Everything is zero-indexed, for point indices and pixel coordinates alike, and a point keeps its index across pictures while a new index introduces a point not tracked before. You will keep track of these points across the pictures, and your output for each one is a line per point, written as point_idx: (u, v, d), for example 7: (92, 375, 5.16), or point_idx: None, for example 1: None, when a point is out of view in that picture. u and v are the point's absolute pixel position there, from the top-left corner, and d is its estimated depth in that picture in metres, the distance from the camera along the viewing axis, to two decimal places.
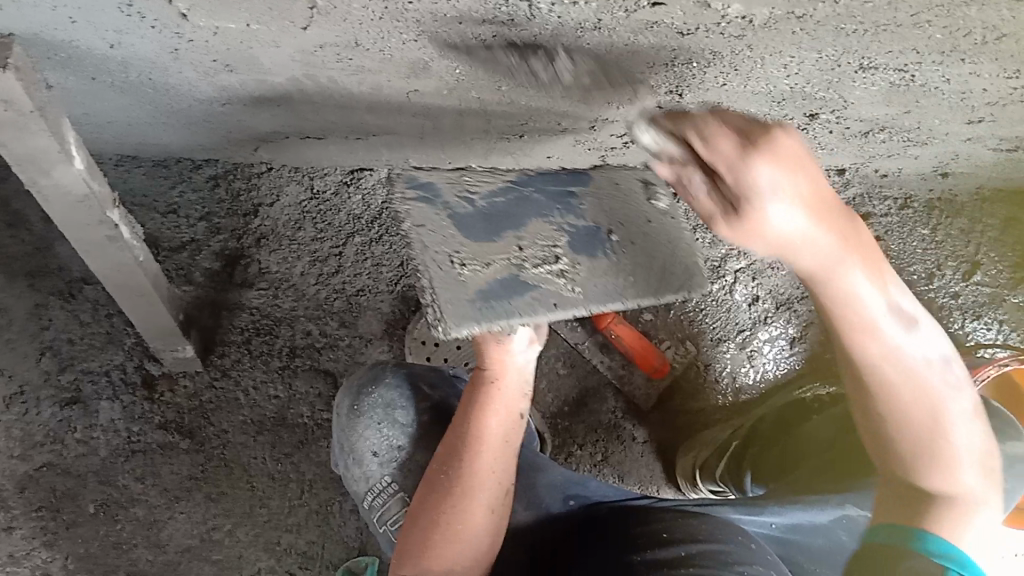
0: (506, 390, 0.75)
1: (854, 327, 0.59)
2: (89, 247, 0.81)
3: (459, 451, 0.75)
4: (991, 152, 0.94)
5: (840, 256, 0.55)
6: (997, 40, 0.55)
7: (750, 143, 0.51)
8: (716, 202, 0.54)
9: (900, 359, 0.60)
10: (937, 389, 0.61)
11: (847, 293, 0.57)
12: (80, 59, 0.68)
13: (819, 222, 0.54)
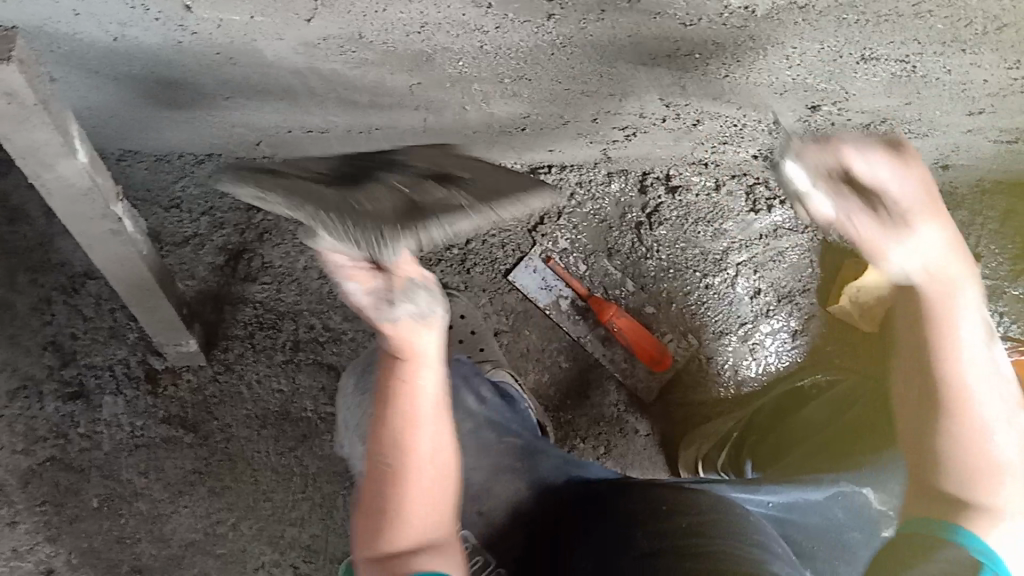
0: (419, 347, 0.70)
1: (946, 330, 0.67)
2: (92, 241, 0.81)
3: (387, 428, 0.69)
4: (991, 144, 0.95)
5: (962, 274, 0.68)
6: (997, 30, 0.55)
7: (898, 157, 0.65)
8: (866, 219, 0.67)
9: (985, 374, 0.66)
10: (996, 417, 0.66)
11: (955, 306, 0.67)
12: (82, 52, 0.68)
13: (954, 251, 0.67)
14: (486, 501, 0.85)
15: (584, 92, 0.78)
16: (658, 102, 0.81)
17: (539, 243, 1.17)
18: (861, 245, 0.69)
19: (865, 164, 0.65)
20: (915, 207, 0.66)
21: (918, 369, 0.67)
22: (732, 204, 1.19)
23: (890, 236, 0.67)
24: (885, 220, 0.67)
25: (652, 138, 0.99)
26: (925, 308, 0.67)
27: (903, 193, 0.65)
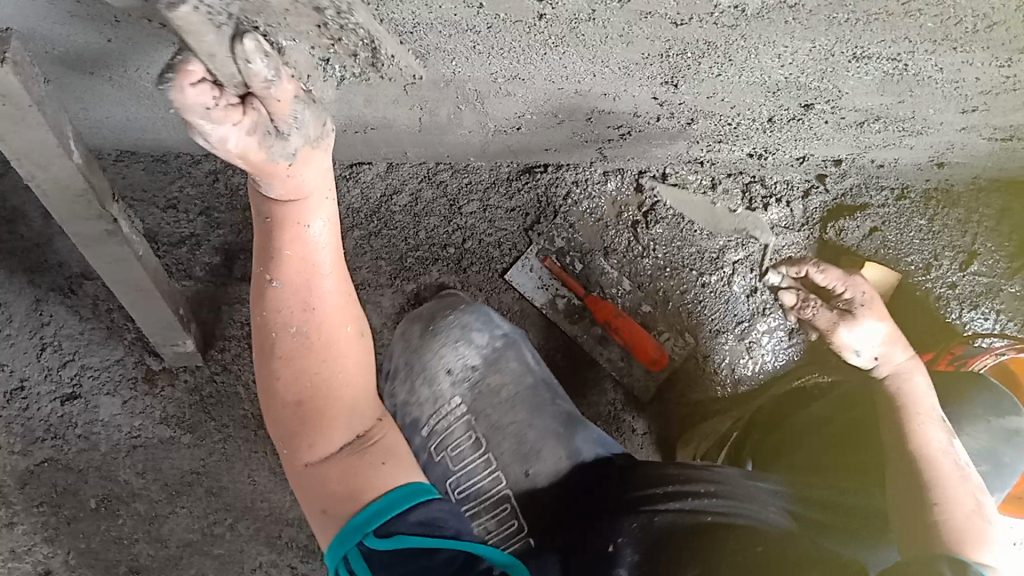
0: (306, 207, 0.64)
1: (917, 413, 0.89)
2: (87, 241, 0.81)
3: (279, 304, 0.65)
4: (986, 142, 0.95)
5: (912, 365, 0.94)
6: (988, 29, 0.55)
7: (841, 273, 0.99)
8: (833, 313, 0.94)
9: (943, 447, 0.86)
10: (958, 469, 0.84)
11: (920, 398, 0.91)
12: (77, 53, 0.68)
13: (896, 343, 0.93)
14: (534, 464, 0.88)
15: (578, 92, 0.78)
16: (652, 100, 0.81)
17: (535, 241, 1.17)
18: (830, 339, 0.95)
19: (824, 274, 0.97)
20: (859, 305, 0.94)
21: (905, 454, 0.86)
22: (727, 204, 1.19)
23: (840, 320, 0.93)
24: (835, 307, 0.95)
25: (647, 137, 0.99)
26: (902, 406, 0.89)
27: (851, 293, 0.95)
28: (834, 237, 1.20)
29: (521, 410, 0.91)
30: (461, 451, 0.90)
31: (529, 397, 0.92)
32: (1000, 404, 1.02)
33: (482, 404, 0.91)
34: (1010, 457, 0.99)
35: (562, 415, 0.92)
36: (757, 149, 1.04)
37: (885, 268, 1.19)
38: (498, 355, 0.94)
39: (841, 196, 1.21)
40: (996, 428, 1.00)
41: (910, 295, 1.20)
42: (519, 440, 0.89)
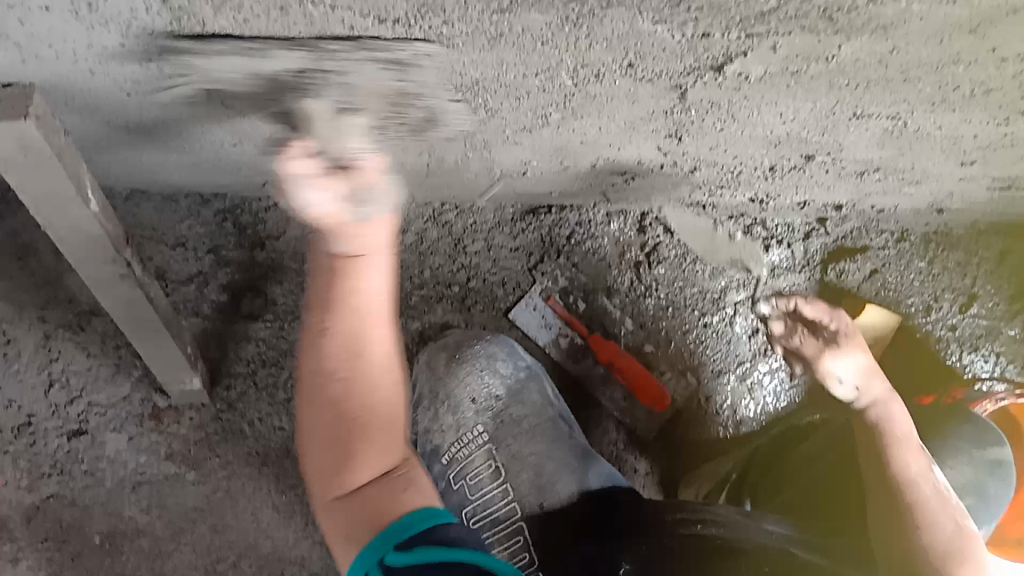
0: (361, 255, 0.68)
1: (898, 441, 0.92)
2: (101, 284, 0.83)
3: (328, 343, 0.68)
4: (985, 191, 0.96)
5: (889, 394, 0.94)
6: (984, 94, 0.57)
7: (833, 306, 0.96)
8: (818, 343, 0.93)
9: (922, 473, 0.91)
10: (938, 493, 0.89)
11: (897, 420, 0.94)
12: (96, 105, 0.70)
13: (873, 375, 0.94)
14: (548, 495, 0.97)
15: (584, 143, 0.80)
16: (656, 150, 0.82)
17: (539, 280, 1.18)
18: (814, 368, 0.94)
19: (813, 307, 0.96)
20: (842, 334, 0.93)
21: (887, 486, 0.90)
22: (717, 232, 1.20)
23: (824, 350, 0.92)
24: (819, 335, 0.94)
25: (651, 182, 1.01)
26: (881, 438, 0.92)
27: (834, 324, 0.94)
28: (835, 279, 1.21)
29: (540, 440, 1.02)
30: (481, 478, 0.99)
31: (548, 428, 1.02)
32: (984, 436, 1.03)
33: (504, 432, 1.02)
34: (993, 487, 0.99)
35: (577, 449, 1.02)
36: (758, 195, 1.06)
37: (885, 309, 1.20)
38: (521, 387, 1.04)
39: (842, 238, 1.22)
40: (978, 460, 1.01)
41: (911, 337, 1.20)
42: (536, 470, 0.99)
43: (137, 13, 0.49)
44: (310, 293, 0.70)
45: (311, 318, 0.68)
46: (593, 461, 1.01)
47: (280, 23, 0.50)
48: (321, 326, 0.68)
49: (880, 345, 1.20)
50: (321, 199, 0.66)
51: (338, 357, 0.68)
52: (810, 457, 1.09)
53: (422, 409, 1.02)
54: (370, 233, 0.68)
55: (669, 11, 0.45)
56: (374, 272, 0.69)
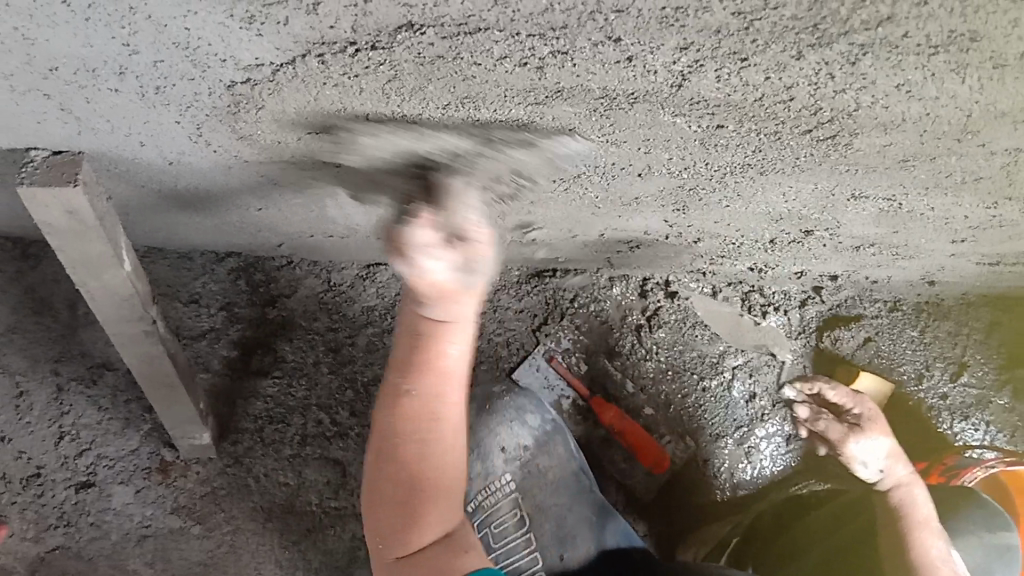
0: (460, 317, 0.62)
1: (916, 523, 0.96)
2: (125, 340, 0.85)
3: (414, 411, 0.63)
4: (976, 266, 1.00)
5: (913, 478, 0.99)
6: (974, 182, 0.61)
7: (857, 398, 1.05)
8: (841, 430, 1.03)
9: (943, 555, 0.93)
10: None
11: (918, 504, 0.97)
12: (136, 171, 0.73)
13: (896, 458, 1.00)
14: (568, 548, 0.98)
15: (593, 213, 0.84)
16: (661, 222, 0.86)
17: (543, 341, 1.22)
18: (839, 451, 1.02)
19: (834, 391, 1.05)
20: (867, 420, 1.02)
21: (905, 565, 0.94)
22: (744, 317, 1.24)
23: (848, 433, 1.01)
24: (843, 421, 1.04)
25: (655, 251, 1.05)
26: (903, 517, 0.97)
27: (856, 409, 1.03)
28: (829, 346, 1.24)
29: (564, 493, 1.01)
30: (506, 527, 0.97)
31: (569, 483, 1.02)
32: (992, 520, 1.07)
33: (529, 481, 1.01)
34: (1001, 571, 1.03)
35: (596, 504, 1.02)
36: (758, 265, 1.10)
37: (880, 377, 1.23)
38: (547, 439, 1.03)
39: (837, 307, 1.26)
40: (988, 544, 1.05)
41: (903, 404, 1.24)
42: (558, 522, 0.99)
43: (203, 102, 0.49)
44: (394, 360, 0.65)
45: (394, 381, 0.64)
46: (610, 517, 1.02)
47: (334, 125, 0.53)
48: (403, 401, 0.63)
49: None
50: (427, 245, 0.57)
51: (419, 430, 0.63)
52: (829, 527, 1.16)
53: None
54: (467, 301, 0.62)
55: (688, 108, 0.46)
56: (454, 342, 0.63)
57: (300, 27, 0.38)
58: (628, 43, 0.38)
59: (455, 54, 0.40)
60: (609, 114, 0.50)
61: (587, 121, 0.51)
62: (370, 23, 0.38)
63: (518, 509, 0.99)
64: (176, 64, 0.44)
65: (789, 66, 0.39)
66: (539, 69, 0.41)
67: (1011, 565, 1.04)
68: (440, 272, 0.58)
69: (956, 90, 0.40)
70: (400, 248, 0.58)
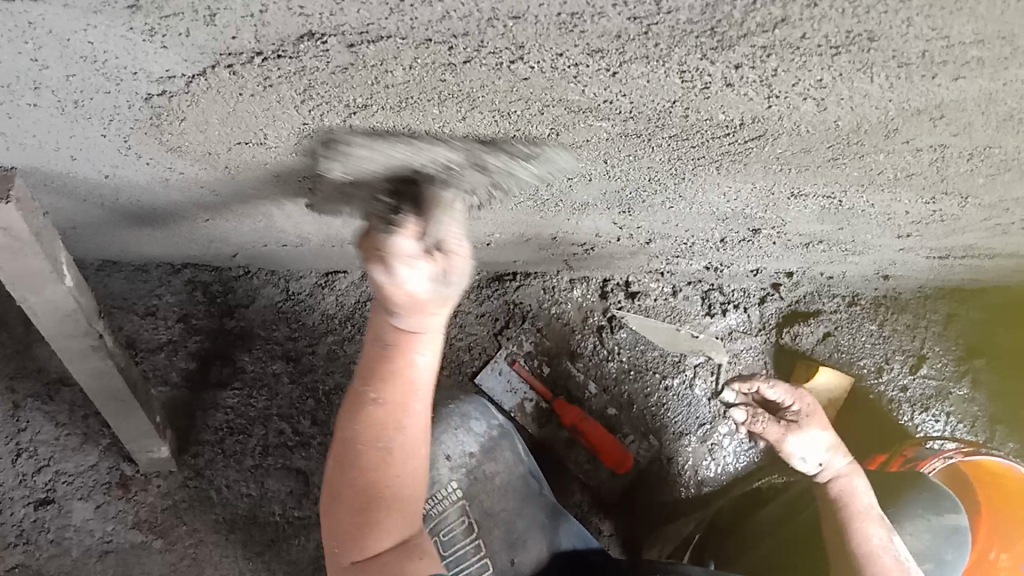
0: (424, 335, 0.62)
1: (857, 513, 0.93)
2: (72, 356, 0.84)
3: (378, 422, 0.63)
4: (926, 260, 1.01)
5: (851, 469, 0.97)
6: (907, 178, 0.61)
7: (793, 391, 0.99)
8: (780, 429, 0.96)
9: (883, 542, 0.91)
10: (898, 563, 0.90)
11: (857, 497, 0.95)
12: (74, 186, 0.72)
13: (835, 450, 0.97)
14: (521, 553, 0.96)
15: (542, 217, 0.84)
16: (612, 224, 0.86)
17: (504, 345, 1.21)
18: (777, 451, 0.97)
19: (773, 390, 0.99)
20: (805, 417, 0.97)
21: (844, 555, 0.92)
22: (681, 330, 1.24)
23: (788, 431, 0.96)
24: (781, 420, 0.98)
25: (610, 252, 1.05)
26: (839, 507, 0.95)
27: (797, 406, 0.98)
28: (789, 342, 1.25)
29: (511, 498, 0.98)
30: (453, 534, 0.93)
31: (518, 485, 0.99)
32: (939, 503, 1.07)
33: (477, 487, 0.97)
34: (949, 553, 1.05)
35: (547, 505, 1.00)
36: (712, 264, 1.11)
37: (839, 372, 1.24)
38: (493, 445, 1.00)
39: (795, 303, 1.26)
40: (937, 527, 1.05)
41: (864, 398, 1.25)
42: (508, 528, 0.96)
43: (123, 115, 0.49)
44: (359, 366, 0.64)
45: (355, 392, 0.64)
46: (563, 518, 1.00)
47: (259, 134, 0.53)
48: (363, 421, 0.63)
49: (832, 409, 1.24)
50: (410, 255, 0.56)
51: (384, 440, 0.63)
52: (775, 525, 1.11)
53: None
54: (439, 315, 0.61)
55: (610, 111, 0.46)
56: (425, 349, 0.63)
57: (202, 38, 0.38)
58: (531, 48, 0.38)
59: (365, 62, 0.40)
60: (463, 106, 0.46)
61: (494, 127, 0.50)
62: (272, 34, 0.38)
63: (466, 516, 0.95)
64: (89, 78, 0.43)
65: (701, 70, 0.39)
66: (444, 73, 0.41)
67: (960, 548, 1.05)
68: (420, 284, 0.57)
69: (867, 89, 0.41)
70: (378, 254, 0.57)
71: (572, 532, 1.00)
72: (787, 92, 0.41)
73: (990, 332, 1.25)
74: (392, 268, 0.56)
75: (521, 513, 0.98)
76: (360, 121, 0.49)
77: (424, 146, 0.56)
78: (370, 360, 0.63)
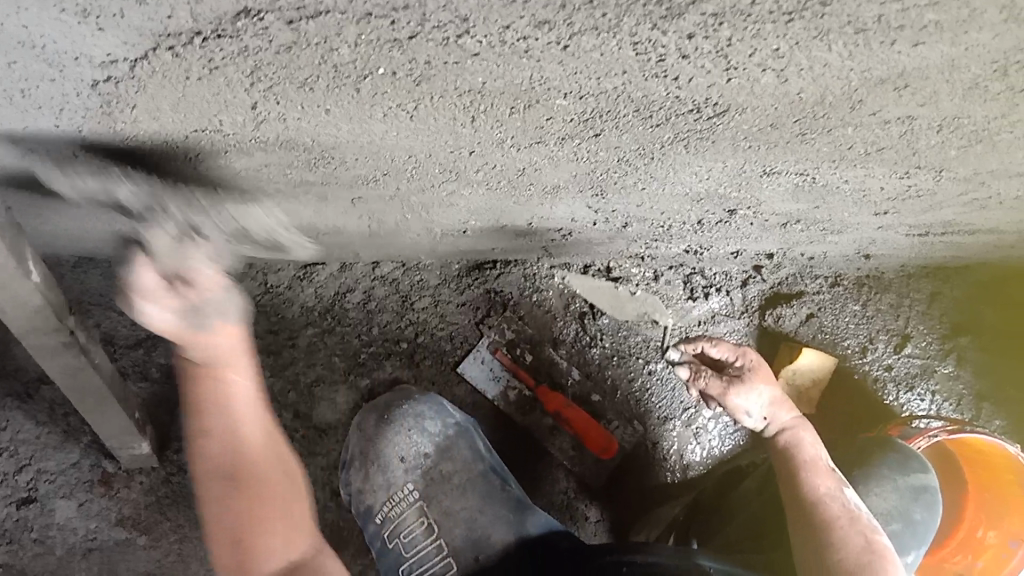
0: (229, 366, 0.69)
1: (806, 463, 0.88)
2: (44, 352, 0.83)
3: (214, 447, 0.69)
4: (906, 237, 1.01)
5: (797, 421, 0.91)
6: (878, 151, 0.60)
7: (738, 346, 0.91)
8: (723, 384, 0.88)
9: (832, 494, 0.86)
10: (848, 512, 0.84)
11: (806, 447, 0.89)
12: (38, 180, 0.71)
13: (779, 403, 0.90)
14: (484, 548, 0.96)
15: (515, 203, 0.83)
16: (586, 208, 0.86)
17: (486, 334, 1.19)
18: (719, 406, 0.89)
19: (717, 348, 0.91)
20: (748, 371, 0.89)
21: (794, 508, 0.86)
22: (620, 290, 1.23)
23: (731, 386, 0.87)
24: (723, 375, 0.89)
25: (586, 237, 1.04)
26: (788, 458, 0.89)
27: (741, 362, 0.90)
28: (772, 325, 1.24)
29: (473, 495, 0.99)
30: (414, 538, 0.96)
31: (480, 485, 1.00)
32: (907, 463, 1.05)
33: (436, 488, 0.98)
34: (918, 513, 1.03)
35: (511, 501, 1.00)
36: (692, 247, 1.11)
37: (823, 353, 1.23)
38: (449, 443, 1.01)
39: (777, 285, 1.25)
40: (903, 487, 1.04)
41: (848, 377, 1.25)
42: (470, 523, 0.97)
43: (72, 104, 0.48)
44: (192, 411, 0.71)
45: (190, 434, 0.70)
46: (528, 511, 0.99)
47: (216, 122, 0.52)
48: (205, 453, 0.69)
49: (817, 388, 1.24)
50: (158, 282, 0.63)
51: (214, 457, 0.69)
52: (751, 496, 1.10)
53: (354, 470, 0.99)
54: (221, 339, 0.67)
55: (567, 86, 0.45)
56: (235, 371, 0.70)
57: (138, 19, 0.37)
58: (476, 21, 0.37)
59: (308, 40, 0.39)
60: (409, 82, 0.45)
61: (450, 104, 0.49)
62: (209, 11, 0.37)
63: (426, 517, 0.97)
64: (30, 65, 0.42)
65: (654, 41, 0.39)
66: (388, 51, 0.40)
67: (931, 509, 1.04)
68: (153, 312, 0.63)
69: (825, 58, 0.40)
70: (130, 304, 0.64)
71: (541, 521, 0.99)
72: (740, 62, 0.40)
73: (970, 309, 1.25)
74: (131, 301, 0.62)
75: (484, 508, 0.98)
76: (315, 102, 0.48)
77: (387, 131, 0.56)
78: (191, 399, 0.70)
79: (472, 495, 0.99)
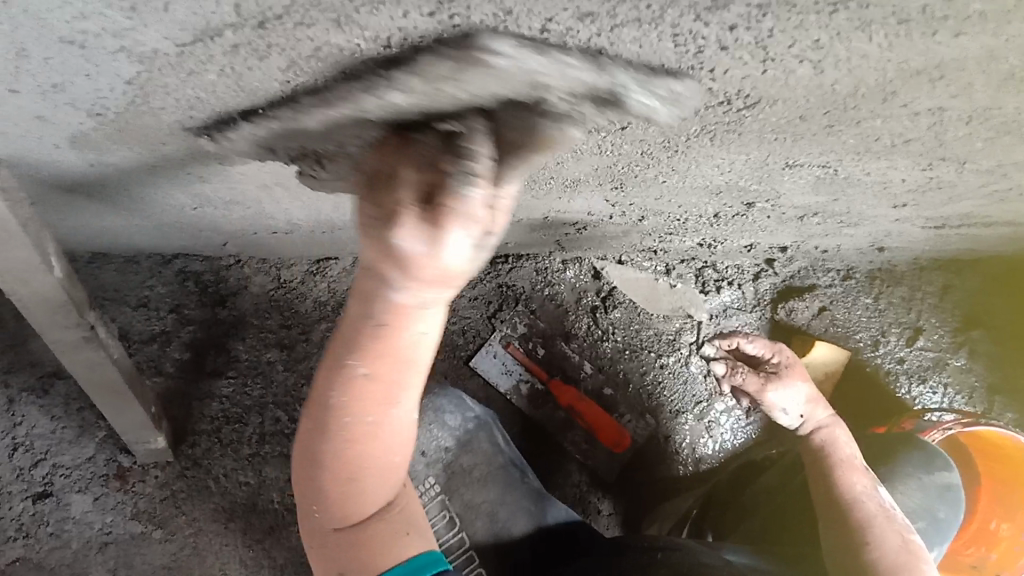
0: (420, 309, 0.53)
1: (841, 463, 0.90)
2: (64, 348, 0.83)
3: (367, 400, 0.57)
4: (922, 230, 1.01)
5: (833, 421, 0.93)
6: (904, 143, 0.60)
7: (771, 342, 0.92)
8: (758, 381, 0.88)
9: (867, 492, 0.87)
10: (882, 509, 0.85)
11: (841, 446, 0.91)
12: (60, 176, 0.72)
13: (817, 403, 0.92)
14: (505, 539, 0.96)
15: (533, 197, 0.83)
16: (603, 203, 0.86)
17: (498, 328, 1.19)
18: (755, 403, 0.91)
19: (753, 344, 0.91)
20: (783, 367, 0.91)
21: (827, 507, 0.87)
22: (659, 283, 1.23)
23: (767, 382, 0.88)
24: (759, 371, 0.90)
25: (602, 231, 1.04)
26: (823, 457, 0.91)
27: (777, 358, 0.91)
28: (784, 318, 1.24)
29: (494, 488, 0.99)
30: (437, 530, 0.94)
31: (500, 475, 1.01)
32: (932, 461, 1.06)
33: (458, 480, 0.99)
34: (943, 511, 1.04)
35: (531, 493, 1.01)
36: (706, 240, 1.11)
37: (834, 346, 1.23)
38: (470, 437, 1.02)
39: (790, 278, 1.25)
40: (929, 486, 1.05)
41: (861, 370, 1.24)
42: (491, 515, 0.97)
43: (105, 95, 0.48)
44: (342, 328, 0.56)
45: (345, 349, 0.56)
46: (547, 503, 1.01)
47: (246, 114, 0.52)
48: (358, 397, 0.56)
49: (829, 381, 1.23)
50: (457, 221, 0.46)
51: (365, 413, 0.57)
52: (771, 493, 1.09)
53: None
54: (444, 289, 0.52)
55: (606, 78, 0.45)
56: (425, 320, 0.54)
57: (181, 12, 0.38)
58: (519, 14, 0.38)
59: (347, 31, 0.40)
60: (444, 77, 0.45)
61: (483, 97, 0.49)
62: (252, 5, 0.37)
63: (448, 510, 0.96)
64: (68, 58, 0.43)
65: (694, 33, 0.39)
66: (421, 42, 0.41)
67: (954, 507, 1.05)
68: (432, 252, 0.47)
69: (865, 49, 0.40)
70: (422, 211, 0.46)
71: (560, 514, 1.00)
72: (774, 53, 0.41)
73: (983, 301, 1.25)
74: (430, 232, 0.45)
75: (504, 500, 0.99)
76: (346, 93, 0.48)
77: None
78: (359, 331, 0.54)
79: (493, 487, 1.00)
